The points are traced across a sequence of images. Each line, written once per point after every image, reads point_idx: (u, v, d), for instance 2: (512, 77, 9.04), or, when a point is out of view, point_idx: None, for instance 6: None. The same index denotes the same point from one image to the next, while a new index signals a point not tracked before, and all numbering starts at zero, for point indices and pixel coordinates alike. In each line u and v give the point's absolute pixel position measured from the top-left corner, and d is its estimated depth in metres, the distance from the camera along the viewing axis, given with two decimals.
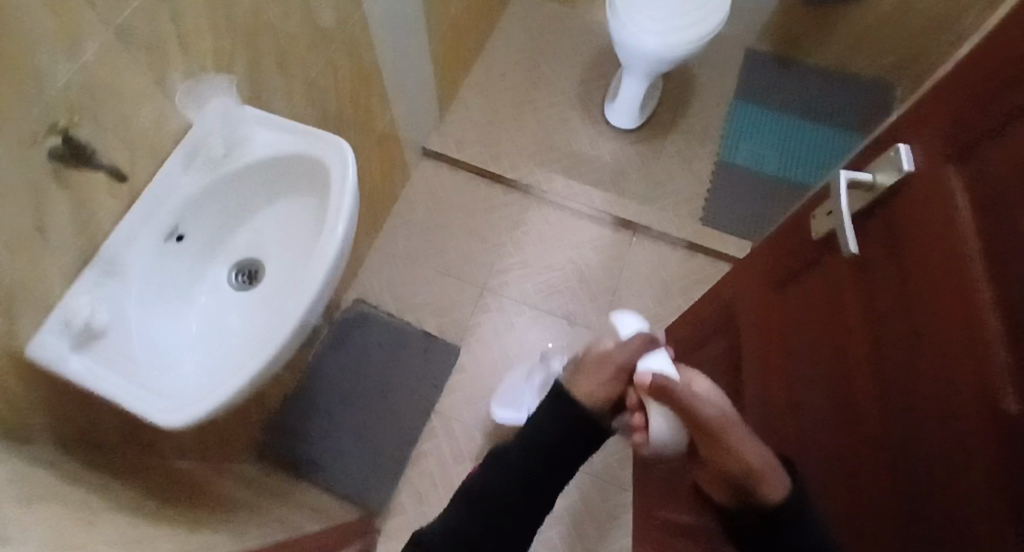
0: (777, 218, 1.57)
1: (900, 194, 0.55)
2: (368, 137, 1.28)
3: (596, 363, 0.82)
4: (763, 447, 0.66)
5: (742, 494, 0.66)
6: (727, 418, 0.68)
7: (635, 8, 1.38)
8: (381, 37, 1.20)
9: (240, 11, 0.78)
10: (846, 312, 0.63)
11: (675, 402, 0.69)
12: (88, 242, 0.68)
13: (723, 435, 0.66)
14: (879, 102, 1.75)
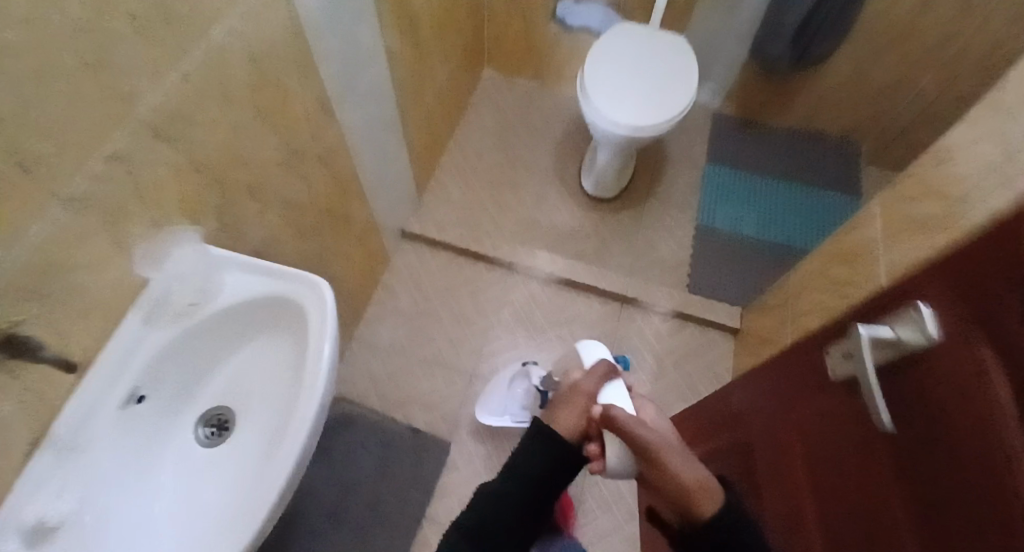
0: (761, 281, 1.54)
1: (926, 357, 0.46)
2: (346, 237, 1.24)
3: (569, 395, 0.95)
4: (702, 470, 0.75)
5: (682, 513, 0.74)
6: (665, 444, 0.76)
7: (607, 89, 1.38)
8: (359, 141, 1.18)
9: (213, 148, 0.77)
10: (856, 441, 0.54)
11: (620, 430, 0.79)
12: (39, 425, 0.62)
13: (660, 457, 0.75)
14: (853, 161, 1.78)
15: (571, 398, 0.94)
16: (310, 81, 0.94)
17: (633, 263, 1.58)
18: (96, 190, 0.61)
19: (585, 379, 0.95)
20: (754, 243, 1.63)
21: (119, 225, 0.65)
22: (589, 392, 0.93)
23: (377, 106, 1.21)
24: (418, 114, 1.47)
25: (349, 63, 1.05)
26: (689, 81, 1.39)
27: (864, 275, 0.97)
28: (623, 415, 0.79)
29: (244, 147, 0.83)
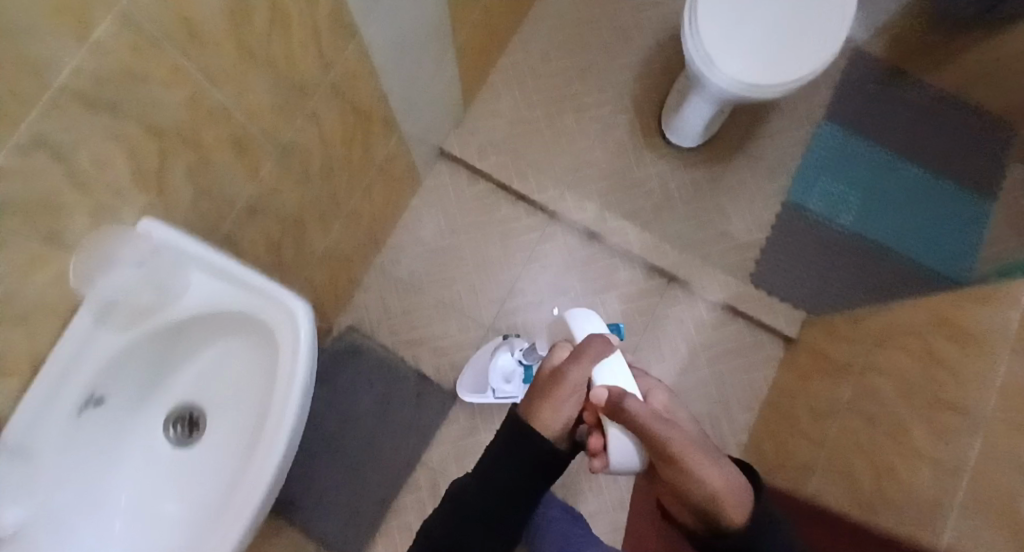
0: (839, 286, 1.36)
1: None
2: (366, 166, 1.07)
3: (550, 382, 0.72)
4: (725, 467, 0.65)
5: (703, 515, 0.65)
6: (686, 441, 0.64)
7: (722, 26, 1.06)
8: (390, 60, 0.96)
9: (178, 101, 0.58)
10: None
11: (634, 429, 0.64)
12: None
13: (684, 461, 0.63)
14: (1001, 154, 1.45)
15: (556, 387, 0.71)
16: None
17: (695, 234, 1.38)
18: (8, 191, 0.46)
19: (571, 363, 0.71)
20: (847, 237, 1.39)
21: (53, 217, 0.51)
22: (575, 381, 0.71)
23: (425, 7, 0.97)
24: (476, 6, 1.19)
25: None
26: (834, 27, 1.06)
27: (973, 367, 0.80)
28: (636, 407, 0.64)
29: (248, 79, 0.66)
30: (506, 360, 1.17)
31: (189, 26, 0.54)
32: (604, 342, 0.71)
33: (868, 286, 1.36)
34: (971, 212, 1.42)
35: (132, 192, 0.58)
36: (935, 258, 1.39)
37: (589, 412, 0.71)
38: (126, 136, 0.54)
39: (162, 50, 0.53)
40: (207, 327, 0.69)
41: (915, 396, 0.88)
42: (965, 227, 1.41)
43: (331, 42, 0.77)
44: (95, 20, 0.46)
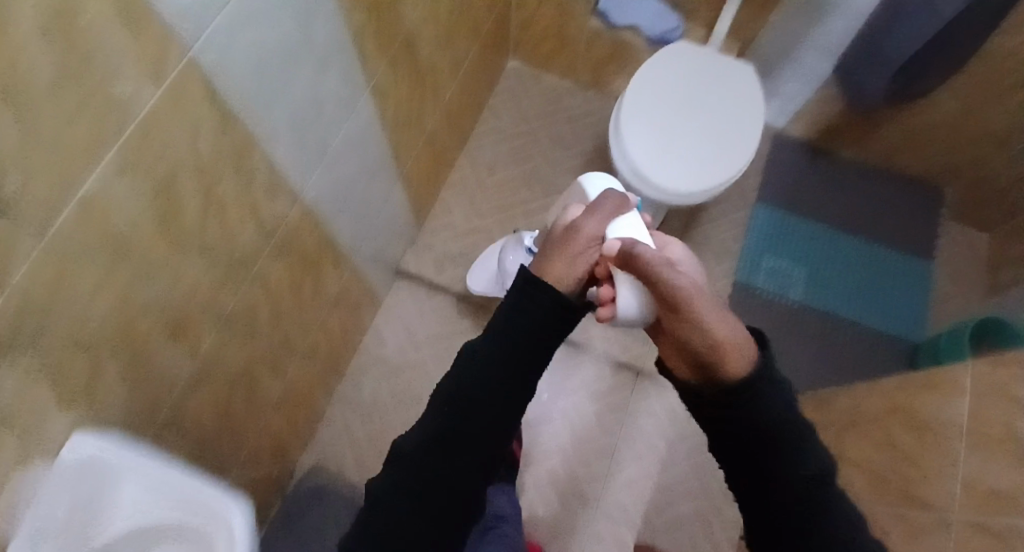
0: (797, 360, 1.41)
1: None
2: (324, 304, 1.08)
3: (567, 235, 0.75)
4: (732, 321, 0.67)
5: (703, 366, 0.68)
6: (696, 290, 0.67)
7: (649, 133, 1.12)
8: (342, 205, 1.01)
9: (108, 309, 0.57)
10: None
11: (646, 277, 0.68)
12: None
13: (691, 309, 0.66)
14: (934, 218, 1.54)
15: (569, 241, 0.74)
16: (280, 164, 0.75)
17: None
18: None
19: (587, 219, 0.76)
20: (799, 311, 1.46)
21: None
22: (591, 234, 0.75)
23: (370, 154, 1.02)
24: (423, 136, 1.26)
25: (335, 125, 0.85)
26: (751, 120, 1.13)
27: (932, 464, 0.81)
28: (649, 256, 0.68)
29: (186, 269, 0.66)
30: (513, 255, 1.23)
31: (115, 242, 0.54)
32: (621, 205, 0.76)
33: (825, 358, 1.42)
34: (914, 278, 1.50)
35: (61, 404, 0.56)
36: (884, 320, 1.46)
37: (600, 264, 0.75)
38: (49, 359, 0.52)
39: (87, 271, 0.52)
40: (148, 536, 0.64)
41: (884, 491, 0.88)
42: (910, 293, 1.48)
43: (273, 212, 0.78)
44: (17, 269, 0.45)
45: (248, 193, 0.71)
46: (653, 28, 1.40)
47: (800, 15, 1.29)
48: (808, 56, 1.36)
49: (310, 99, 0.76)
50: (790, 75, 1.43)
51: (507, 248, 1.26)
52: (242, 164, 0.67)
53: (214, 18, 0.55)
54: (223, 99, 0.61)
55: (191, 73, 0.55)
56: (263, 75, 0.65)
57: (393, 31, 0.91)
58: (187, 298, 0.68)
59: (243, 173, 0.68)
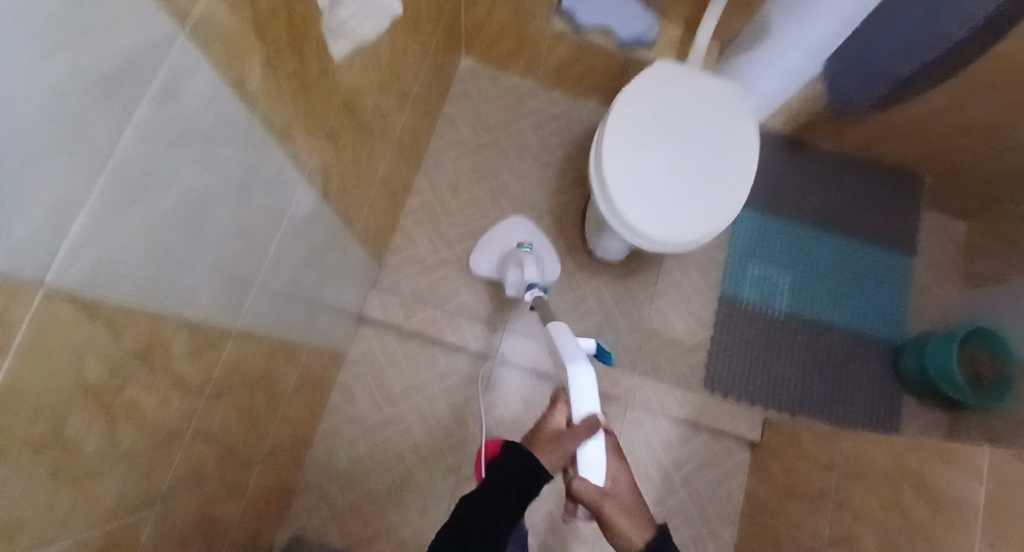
0: (785, 374, 1.37)
1: None
2: (285, 395, 0.97)
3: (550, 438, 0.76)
4: (647, 524, 0.73)
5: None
6: (622, 506, 0.73)
7: (631, 177, 1.02)
8: (293, 296, 0.88)
9: None
10: None
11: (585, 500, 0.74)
12: None
13: (609, 523, 0.72)
14: (912, 209, 1.49)
15: (551, 443, 0.75)
16: (200, 316, 0.62)
17: (641, 348, 1.37)
18: None
19: (567, 434, 0.75)
20: (784, 320, 1.41)
21: None
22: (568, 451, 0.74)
23: (316, 236, 0.89)
24: (378, 178, 1.11)
25: (267, 235, 0.72)
26: (741, 159, 1.05)
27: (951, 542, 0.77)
28: (587, 489, 0.72)
29: (100, 478, 0.54)
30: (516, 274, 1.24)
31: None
32: (593, 423, 0.75)
33: (811, 369, 1.38)
34: (894, 275, 1.46)
35: None
36: (868, 322, 1.42)
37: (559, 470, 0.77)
38: None
39: None
40: None
41: None
42: (891, 292, 1.44)
43: (203, 363, 0.66)
44: None
45: (164, 369, 0.59)
46: (626, 28, 1.28)
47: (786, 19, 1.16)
48: (791, 57, 1.21)
49: (232, 228, 0.63)
50: (765, 75, 1.28)
51: (514, 261, 1.25)
52: (150, 346, 0.55)
53: (74, 219, 0.41)
54: (107, 299, 0.47)
55: (55, 299, 0.42)
56: (161, 239, 0.52)
57: (330, 103, 0.77)
58: (107, 509, 0.57)
59: (154, 354, 0.56)
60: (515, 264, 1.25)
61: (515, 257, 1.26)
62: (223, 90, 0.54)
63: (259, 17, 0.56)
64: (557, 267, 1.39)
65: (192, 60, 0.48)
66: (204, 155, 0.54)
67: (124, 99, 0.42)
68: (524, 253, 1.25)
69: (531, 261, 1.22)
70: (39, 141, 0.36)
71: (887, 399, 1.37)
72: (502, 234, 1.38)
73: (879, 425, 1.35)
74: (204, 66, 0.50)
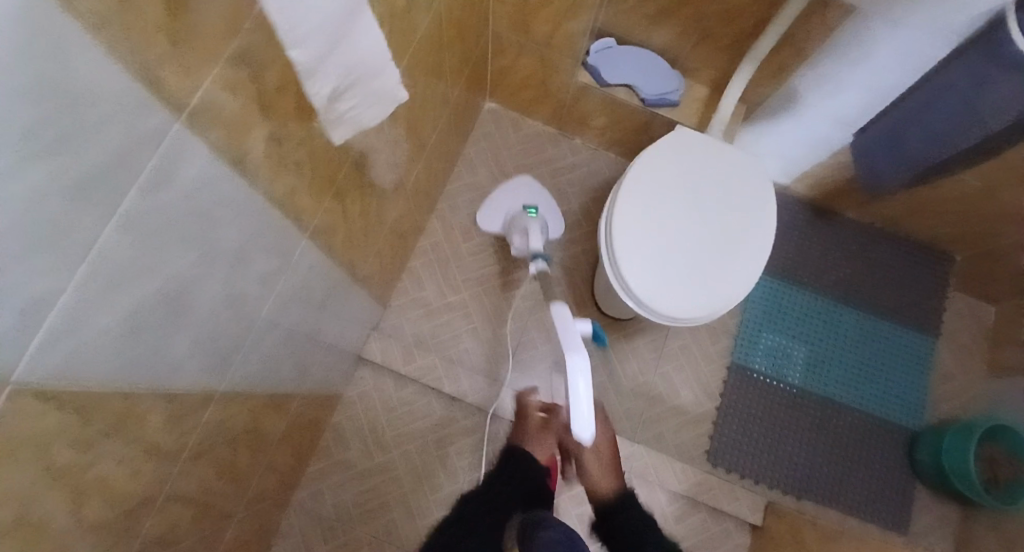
0: (792, 453, 1.32)
1: None
2: (272, 444, 0.96)
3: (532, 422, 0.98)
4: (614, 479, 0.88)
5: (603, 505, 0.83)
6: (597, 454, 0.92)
7: (642, 246, 1.00)
8: (289, 348, 0.87)
9: None
10: None
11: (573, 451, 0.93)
12: None
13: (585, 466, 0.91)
14: (938, 290, 1.43)
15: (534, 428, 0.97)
16: (180, 385, 0.61)
17: (642, 413, 1.33)
18: None
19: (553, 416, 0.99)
20: (795, 396, 1.36)
21: None
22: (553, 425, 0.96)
23: (317, 290, 0.87)
24: (388, 227, 1.10)
25: (262, 300, 0.71)
26: (760, 236, 1.02)
27: None
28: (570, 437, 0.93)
29: None
30: (520, 240, 1.30)
31: None
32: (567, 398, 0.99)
33: (818, 450, 1.33)
34: (915, 358, 1.40)
35: None
36: (885, 405, 1.37)
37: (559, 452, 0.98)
38: None
39: None
40: None
41: None
42: (910, 376, 1.39)
43: (179, 430, 0.64)
44: None
45: (139, 441, 0.57)
46: (651, 88, 1.26)
47: (815, 69, 1.14)
48: (819, 101, 1.18)
49: (224, 299, 0.62)
50: (788, 119, 1.25)
51: (517, 227, 1.31)
52: (122, 422, 0.54)
53: (48, 313, 0.40)
54: (79, 384, 0.46)
55: (23, 394, 0.40)
56: (145, 320, 0.51)
57: (340, 165, 0.76)
58: None
59: (127, 428, 0.55)
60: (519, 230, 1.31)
61: (518, 223, 1.31)
62: (222, 170, 0.53)
63: (266, 96, 0.55)
64: (560, 225, 1.42)
65: (189, 150, 0.47)
66: (196, 235, 0.53)
67: (109, 195, 0.41)
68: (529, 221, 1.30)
69: (535, 226, 1.29)
70: (8, 253, 0.34)
71: (898, 489, 1.31)
72: (508, 195, 1.43)
73: (888, 516, 1.29)
74: (203, 151, 0.49)
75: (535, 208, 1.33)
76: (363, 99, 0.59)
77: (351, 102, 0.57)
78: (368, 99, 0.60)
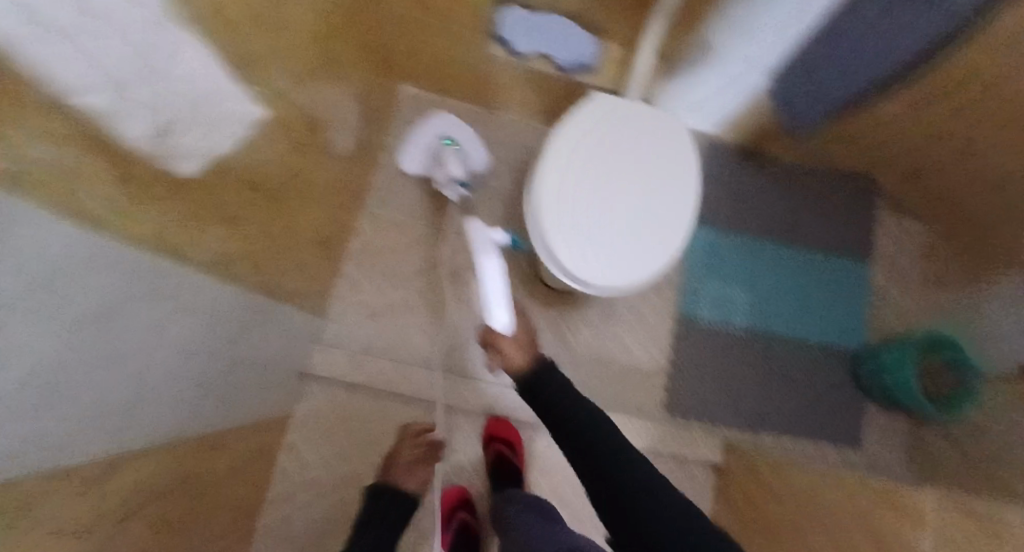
0: (746, 395, 1.35)
1: None
2: (216, 482, 0.92)
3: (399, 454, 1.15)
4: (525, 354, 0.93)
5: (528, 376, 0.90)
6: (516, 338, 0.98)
7: (570, 222, 0.97)
8: (208, 384, 0.82)
9: None
10: None
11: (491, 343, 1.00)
12: None
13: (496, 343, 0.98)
14: (868, 214, 1.47)
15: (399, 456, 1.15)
16: (67, 455, 0.55)
17: (600, 379, 1.33)
18: None
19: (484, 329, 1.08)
20: (743, 339, 1.38)
21: None
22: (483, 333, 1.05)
23: (230, 321, 0.82)
24: (307, 236, 1.05)
25: (153, 347, 0.65)
26: (682, 194, 1.02)
27: None
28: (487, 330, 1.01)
29: None
30: (440, 175, 1.32)
31: None
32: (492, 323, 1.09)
33: (770, 387, 1.36)
34: (852, 284, 1.44)
35: None
36: (828, 334, 1.41)
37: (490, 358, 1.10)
38: None
39: None
40: None
41: None
42: (848, 303, 1.42)
43: (86, 505, 0.59)
44: None
45: (41, 529, 0.51)
46: (568, 55, 1.23)
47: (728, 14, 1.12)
48: (732, 43, 1.18)
49: (101, 359, 0.55)
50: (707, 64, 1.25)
51: (438, 164, 1.32)
52: (18, 514, 0.47)
53: None
54: None
55: None
56: (15, 403, 0.44)
57: (236, 190, 0.71)
58: None
59: (23, 520, 0.48)
60: (440, 166, 1.32)
61: (438, 160, 1.32)
62: (83, 226, 0.45)
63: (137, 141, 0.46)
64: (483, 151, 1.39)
65: (31, 221, 0.38)
66: (64, 297, 0.46)
67: None
68: (449, 157, 1.32)
69: (453, 160, 1.31)
70: None
71: (851, 413, 1.36)
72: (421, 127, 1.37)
73: (844, 440, 1.35)
74: (51, 216, 0.40)
75: (451, 139, 1.35)
76: (204, 130, 0.54)
77: (139, 99, 0.42)
78: (210, 128, 0.55)
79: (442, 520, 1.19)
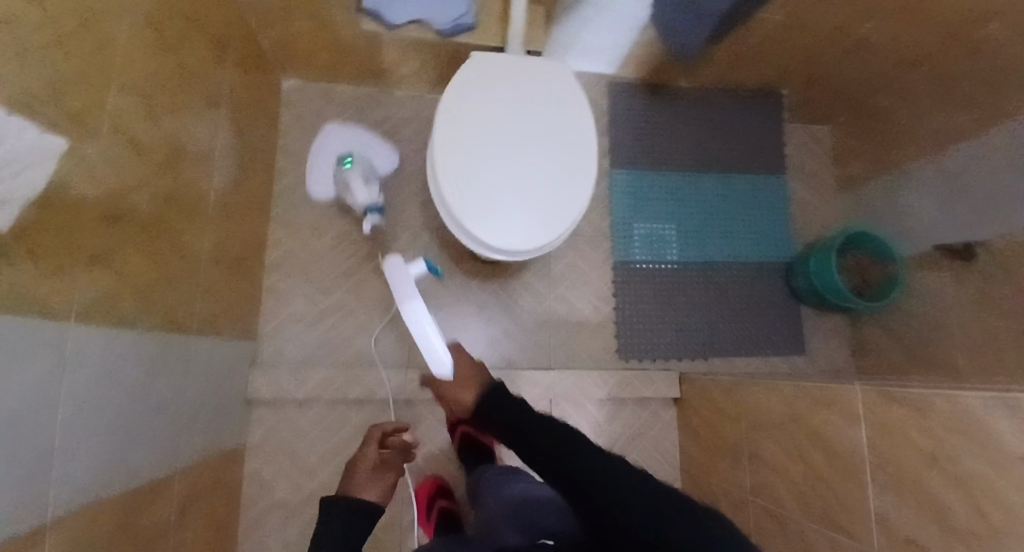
0: (693, 325, 1.38)
1: None
2: (172, 529, 0.88)
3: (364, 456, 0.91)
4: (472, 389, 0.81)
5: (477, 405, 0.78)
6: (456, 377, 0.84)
7: (474, 193, 0.95)
8: (135, 433, 0.78)
9: None
10: None
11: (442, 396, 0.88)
12: None
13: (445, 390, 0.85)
14: (778, 127, 1.49)
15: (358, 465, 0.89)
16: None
17: (551, 340, 1.33)
18: None
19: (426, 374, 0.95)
20: (681, 273, 1.40)
21: None
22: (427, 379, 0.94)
23: (137, 366, 0.77)
24: (211, 258, 0.99)
25: (49, 409, 0.59)
26: (583, 142, 1.01)
27: (844, 481, 0.81)
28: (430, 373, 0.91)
29: None
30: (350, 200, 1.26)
31: None
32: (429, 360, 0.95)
33: (714, 314, 1.39)
34: (774, 198, 1.47)
35: None
36: (760, 250, 1.44)
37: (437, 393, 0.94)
38: None
39: None
40: None
41: (807, 503, 0.88)
42: (774, 217, 1.46)
43: None
44: None
45: None
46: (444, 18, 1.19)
47: None
48: None
49: None
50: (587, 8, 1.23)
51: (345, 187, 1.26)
52: None
53: None
54: None
55: None
56: None
57: (96, 227, 0.66)
58: None
59: None
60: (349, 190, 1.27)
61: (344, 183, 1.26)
62: None
63: None
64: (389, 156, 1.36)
65: None
66: None
67: None
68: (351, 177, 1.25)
69: (358, 182, 1.25)
70: None
71: (791, 321, 1.41)
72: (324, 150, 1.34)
73: (790, 348, 1.40)
74: None
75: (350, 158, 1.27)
76: (9, 167, 0.48)
77: None
78: (16, 163, 0.49)
79: (422, 512, 1.17)
